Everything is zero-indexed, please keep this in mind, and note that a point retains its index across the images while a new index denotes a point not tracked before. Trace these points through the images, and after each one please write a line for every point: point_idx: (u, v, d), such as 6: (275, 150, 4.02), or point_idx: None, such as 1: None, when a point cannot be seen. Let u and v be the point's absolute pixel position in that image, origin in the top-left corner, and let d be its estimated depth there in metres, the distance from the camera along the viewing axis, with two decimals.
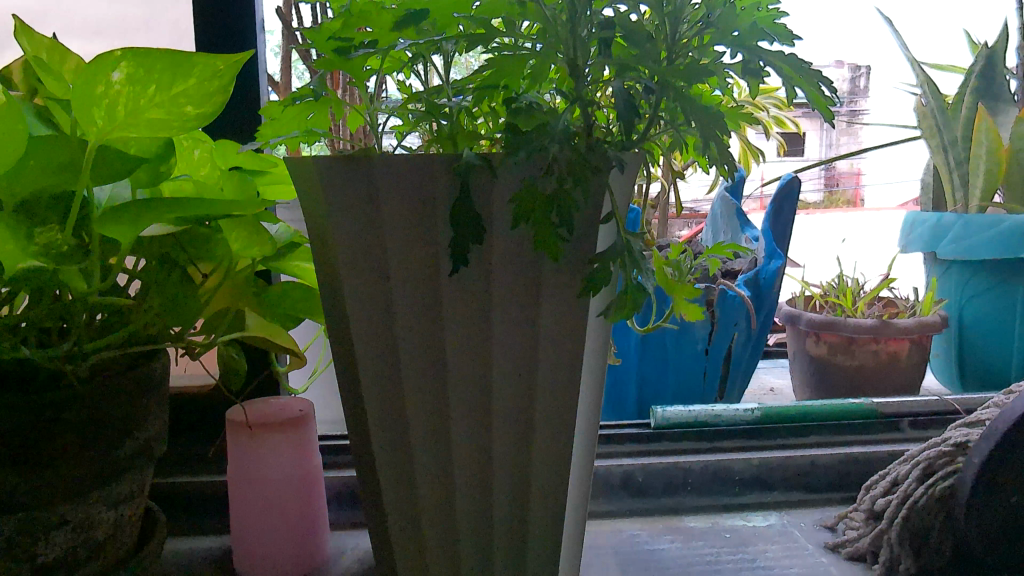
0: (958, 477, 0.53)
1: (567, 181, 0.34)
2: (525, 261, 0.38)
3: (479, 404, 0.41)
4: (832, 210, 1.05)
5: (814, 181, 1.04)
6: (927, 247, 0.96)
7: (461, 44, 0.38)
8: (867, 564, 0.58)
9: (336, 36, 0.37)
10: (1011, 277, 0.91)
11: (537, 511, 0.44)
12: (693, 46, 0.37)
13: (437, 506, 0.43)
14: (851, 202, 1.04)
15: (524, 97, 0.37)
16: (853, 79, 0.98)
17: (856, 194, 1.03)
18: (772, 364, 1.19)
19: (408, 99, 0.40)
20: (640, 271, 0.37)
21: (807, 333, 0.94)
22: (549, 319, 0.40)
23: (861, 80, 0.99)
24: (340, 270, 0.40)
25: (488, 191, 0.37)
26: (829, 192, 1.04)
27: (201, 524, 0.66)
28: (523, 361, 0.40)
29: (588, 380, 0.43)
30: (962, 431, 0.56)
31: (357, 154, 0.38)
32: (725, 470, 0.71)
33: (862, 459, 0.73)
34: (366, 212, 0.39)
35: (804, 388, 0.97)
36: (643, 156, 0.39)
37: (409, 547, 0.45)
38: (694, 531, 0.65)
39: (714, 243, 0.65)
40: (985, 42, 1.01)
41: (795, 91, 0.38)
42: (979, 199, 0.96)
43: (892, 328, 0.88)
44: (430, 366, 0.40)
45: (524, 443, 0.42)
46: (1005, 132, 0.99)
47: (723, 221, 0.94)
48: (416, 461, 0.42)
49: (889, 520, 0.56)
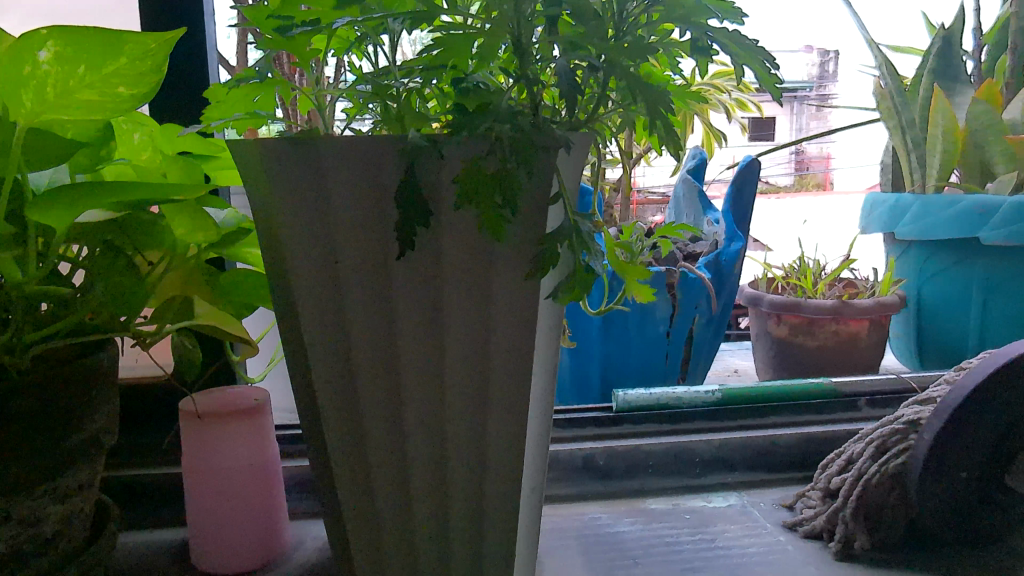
0: (910, 454, 0.53)
1: (510, 160, 0.33)
2: (472, 242, 0.37)
3: (436, 386, 0.40)
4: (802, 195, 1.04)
5: (785, 164, 1.03)
6: (887, 227, 0.95)
7: (408, 22, 0.37)
8: (823, 541, 0.58)
9: (276, 15, 0.37)
10: (966, 258, 0.89)
11: (493, 496, 0.43)
12: (642, 23, 0.36)
13: (391, 488, 0.43)
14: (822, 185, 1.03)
15: (473, 77, 0.36)
16: (822, 64, 1.00)
17: (827, 177, 1.03)
18: (737, 347, 1.20)
19: (357, 79, 0.40)
20: (589, 253, 0.36)
21: (768, 314, 0.94)
22: (502, 299, 0.39)
23: (830, 64, 1.01)
24: (288, 256, 0.40)
25: (434, 169, 0.36)
26: (800, 176, 1.03)
27: (158, 516, 0.65)
28: (475, 345, 0.40)
29: (542, 361, 0.43)
30: (914, 408, 0.56)
31: (303, 134, 0.37)
32: (686, 452, 0.71)
33: (823, 439, 0.73)
34: (311, 195, 0.38)
35: (766, 369, 0.97)
36: (592, 136, 0.38)
37: (363, 529, 0.44)
38: (656, 513, 0.65)
39: (665, 224, 0.65)
40: (942, 23, 0.98)
41: (742, 70, 0.37)
42: (935, 179, 0.95)
43: (852, 307, 0.87)
44: (384, 349, 0.40)
45: (476, 426, 0.41)
46: (961, 114, 0.95)
47: (685, 205, 0.93)
48: (374, 445, 0.42)
49: (844, 498, 0.56)
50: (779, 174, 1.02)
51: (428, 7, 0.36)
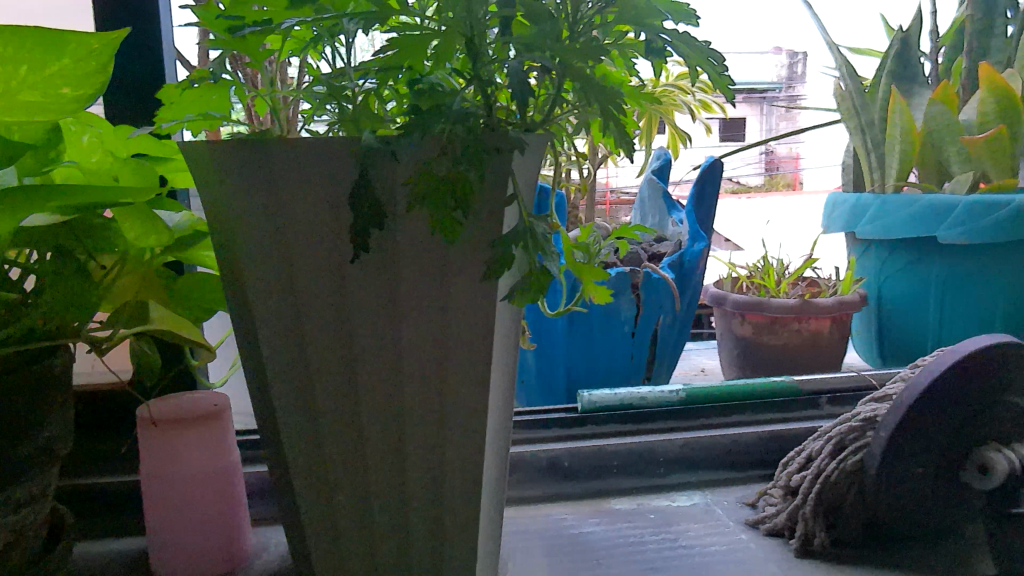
0: (866, 451, 0.54)
1: (461, 162, 0.33)
2: (427, 244, 0.37)
3: (392, 391, 0.40)
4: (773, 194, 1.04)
5: (754, 165, 1.04)
6: (847, 226, 0.96)
7: (362, 22, 0.37)
8: (784, 539, 0.59)
9: (227, 15, 0.37)
10: (924, 255, 0.91)
11: (453, 500, 0.43)
12: (597, 24, 0.36)
13: (350, 493, 0.42)
14: (792, 184, 1.04)
15: (428, 78, 0.36)
16: (791, 65, 1.01)
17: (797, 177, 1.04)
18: (704, 346, 1.21)
19: (311, 81, 0.39)
20: (544, 254, 0.36)
21: (732, 313, 0.94)
22: (457, 303, 0.39)
23: (799, 66, 1.02)
24: (242, 260, 0.39)
25: (386, 172, 0.35)
26: (770, 176, 1.03)
27: (116, 524, 0.64)
28: (433, 349, 0.39)
29: (501, 364, 0.42)
30: (871, 406, 0.57)
31: (255, 136, 0.36)
32: (650, 452, 0.71)
33: (786, 437, 0.74)
34: (264, 198, 0.37)
35: (730, 368, 0.97)
36: (548, 137, 0.38)
37: (322, 535, 0.44)
38: (620, 513, 0.66)
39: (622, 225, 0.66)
40: (901, 26, 1.00)
41: (695, 72, 0.37)
42: (894, 179, 0.96)
43: (814, 307, 0.89)
44: (338, 353, 0.40)
45: (435, 430, 0.41)
46: (920, 115, 0.97)
47: (651, 206, 0.96)
48: (331, 450, 0.42)
49: (804, 495, 0.56)
50: (749, 174, 1.02)
51: (381, 7, 0.36)
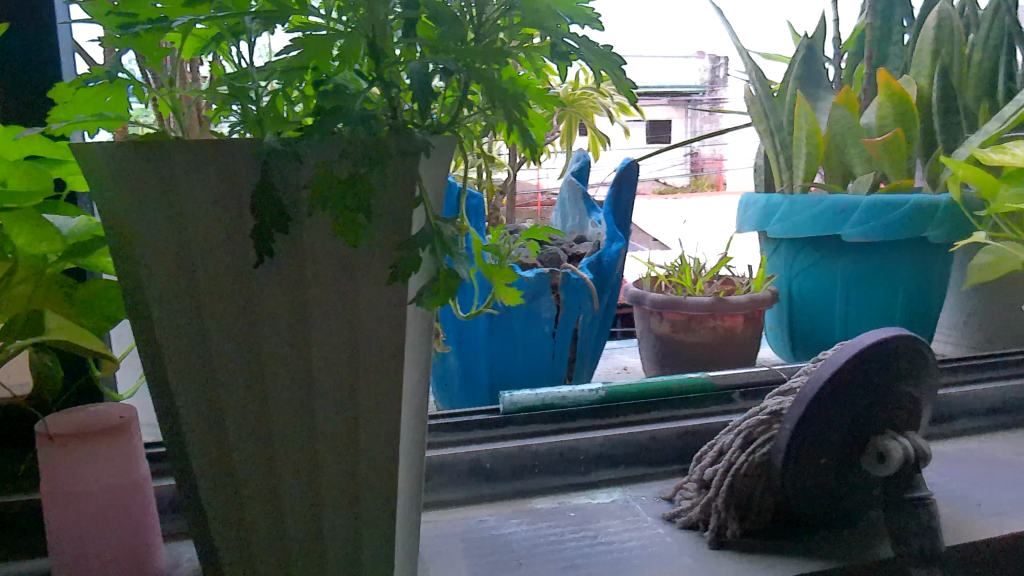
0: (773, 443, 0.56)
1: (362, 164, 0.33)
2: (332, 249, 0.37)
3: (299, 399, 0.39)
4: (698, 195, 1.09)
5: (681, 165, 1.08)
6: (758, 225, 0.98)
7: (264, 22, 0.36)
8: (698, 531, 0.61)
9: (119, 12, 0.36)
10: (830, 252, 0.94)
11: (368, 507, 0.42)
12: (501, 27, 0.37)
13: (260, 504, 0.41)
14: (715, 185, 1.11)
15: (333, 79, 0.36)
16: (713, 68, 1.10)
17: (719, 178, 1.11)
18: (626, 345, 1.23)
19: (212, 81, 0.38)
20: (452, 257, 0.36)
21: (650, 312, 0.96)
22: (364, 308, 0.38)
23: (720, 70, 1.10)
24: (140, 267, 0.38)
25: (286, 175, 0.35)
26: (695, 177, 1.09)
27: (14, 546, 0.61)
28: (343, 355, 0.39)
29: (414, 368, 0.42)
30: (777, 399, 0.59)
31: (150, 138, 0.35)
32: (571, 451, 0.72)
33: (703, 432, 0.76)
34: (160, 203, 0.36)
35: (650, 366, 0.99)
36: (455, 140, 0.38)
37: (232, 549, 0.43)
38: (542, 513, 0.66)
39: (530, 229, 0.67)
40: (806, 32, 1.03)
41: (600, 76, 0.38)
42: (802, 179, 0.98)
43: (728, 304, 0.91)
44: (241, 361, 0.39)
45: (347, 437, 0.41)
46: (823, 118, 1.01)
47: (570, 207, 0.97)
48: (238, 461, 0.41)
49: (716, 488, 0.58)
50: (676, 174, 1.07)
51: (283, 7, 0.35)
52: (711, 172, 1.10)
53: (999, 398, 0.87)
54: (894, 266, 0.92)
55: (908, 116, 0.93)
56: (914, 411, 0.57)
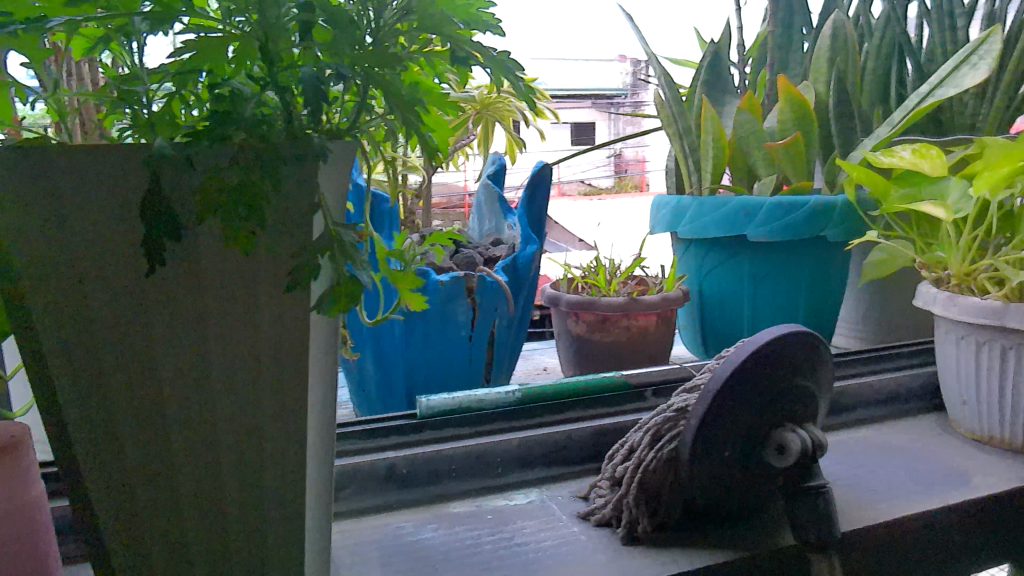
0: (679, 439, 0.57)
1: (253, 170, 0.32)
2: (227, 256, 0.36)
3: (196, 412, 0.38)
4: (622, 195, 1.14)
5: (604, 166, 1.14)
6: (669, 226, 1.00)
7: (153, 23, 0.35)
8: (611, 528, 0.62)
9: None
10: (737, 251, 0.97)
11: (274, 517, 0.42)
12: (398, 32, 0.36)
13: (158, 520, 0.40)
14: (638, 185, 1.16)
15: (228, 83, 0.35)
16: (635, 72, 1.14)
17: (641, 178, 1.16)
18: (545, 345, 1.24)
19: (97, 83, 0.37)
20: (354, 263, 0.36)
21: (567, 313, 0.97)
22: (264, 316, 0.37)
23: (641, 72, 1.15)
24: (20, 279, 0.36)
25: (175, 182, 0.34)
26: (618, 178, 1.14)
27: None
28: (243, 365, 0.38)
29: (319, 376, 0.42)
30: (683, 396, 0.60)
31: (29, 143, 0.33)
32: (488, 453, 0.72)
33: (617, 429, 0.77)
34: (40, 210, 0.34)
35: (567, 366, 1.01)
36: (354, 144, 0.38)
37: (129, 569, 0.41)
38: (459, 516, 0.66)
39: (432, 232, 0.65)
40: (712, 38, 1.06)
41: (498, 82, 0.38)
42: (709, 181, 1.01)
43: (640, 303, 0.93)
44: (133, 375, 0.37)
45: (250, 447, 0.40)
46: (729, 122, 1.05)
47: (488, 209, 0.98)
48: (133, 478, 0.39)
49: (627, 485, 0.60)
50: (600, 175, 1.12)
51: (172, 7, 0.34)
52: (633, 173, 1.15)
53: (894, 387, 0.92)
54: (796, 265, 0.96)
55: (806, 121, 0.97)
56: (811, 403, 0.60)
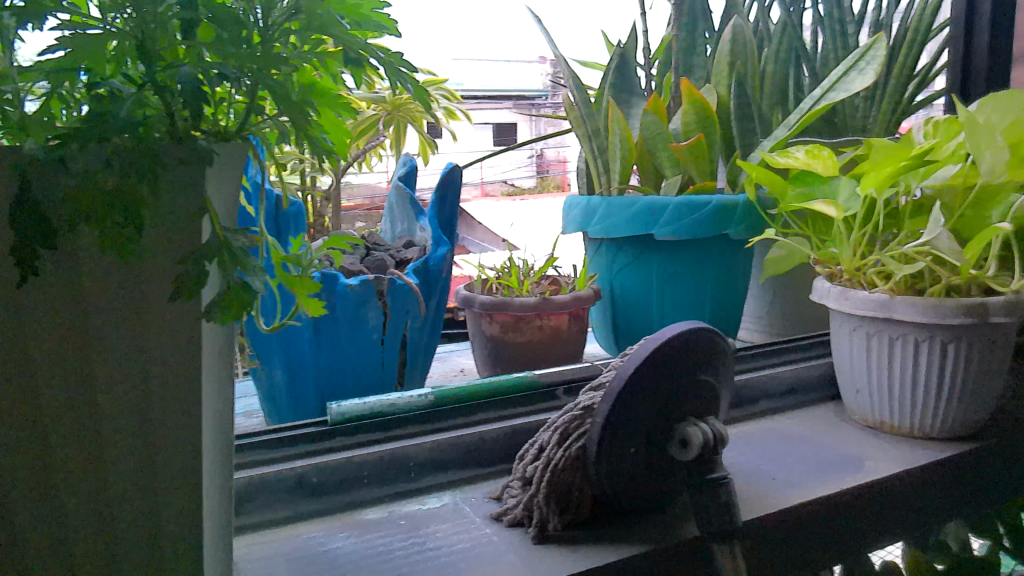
0: (586, 437, 0.58)
1: (129, 175, 0.31)
2: (107, 264, 0.34)
3: (77, 428, 0.36)
4: (545, 195, 1.16)
5: (527, 167, 1.15)
6: (579, 226, 1.02)
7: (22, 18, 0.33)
8: (524, 528, 0.62)
9: None
10: (646, 250, 0.99)
11: (170, 534, 0.40)
12: (286, 31, 0.36)
13: (40, 544, 0.38)
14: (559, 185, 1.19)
15: (107, 83, 0.33)
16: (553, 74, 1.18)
17: (562, 179, 1.19)
18: (460, 347, 1.24)
19: None
20: (244, 269, 0.35)
21: (481, 314, 0.97)
22: (150, 327, 0.36)
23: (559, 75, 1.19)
24: None
25: (45, 187, 0.32)
26: (541, 178, 1.16)
27: None
28: (130, 378, 0.36)
29: (213, 386, 0.40)
30: (589, 394, 0.61)
31: None
32: (401, 457, 0.72)
33: (529, 429, 0.78)
34: None
35: (482, 367, 1.01)
36: (243, 147, 0.37)
37: None
38: (371, 523, 0.65)
39: (329, 236, 0.62)
40: (618, 41, 1.08)
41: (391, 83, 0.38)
42: (618, 182, 1.03)
43: (552, 303, 0.94)
44: (5, 392, 0.35)
45: (141, 463, 0.38)
46: (636, 124, 1.07)
47: (399, 212, 0.98)
48: (9, 501, 0.37)
49: (537, 485, 0.60)
50: (524, 175, 1.12)
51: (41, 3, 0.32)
52: (554, 174, 1.17)
53: (794, 378, 0.96)
54: (701, 263, 0.99)
55: (707, 124, 1.00)
56: (712, 397, 0.62)
